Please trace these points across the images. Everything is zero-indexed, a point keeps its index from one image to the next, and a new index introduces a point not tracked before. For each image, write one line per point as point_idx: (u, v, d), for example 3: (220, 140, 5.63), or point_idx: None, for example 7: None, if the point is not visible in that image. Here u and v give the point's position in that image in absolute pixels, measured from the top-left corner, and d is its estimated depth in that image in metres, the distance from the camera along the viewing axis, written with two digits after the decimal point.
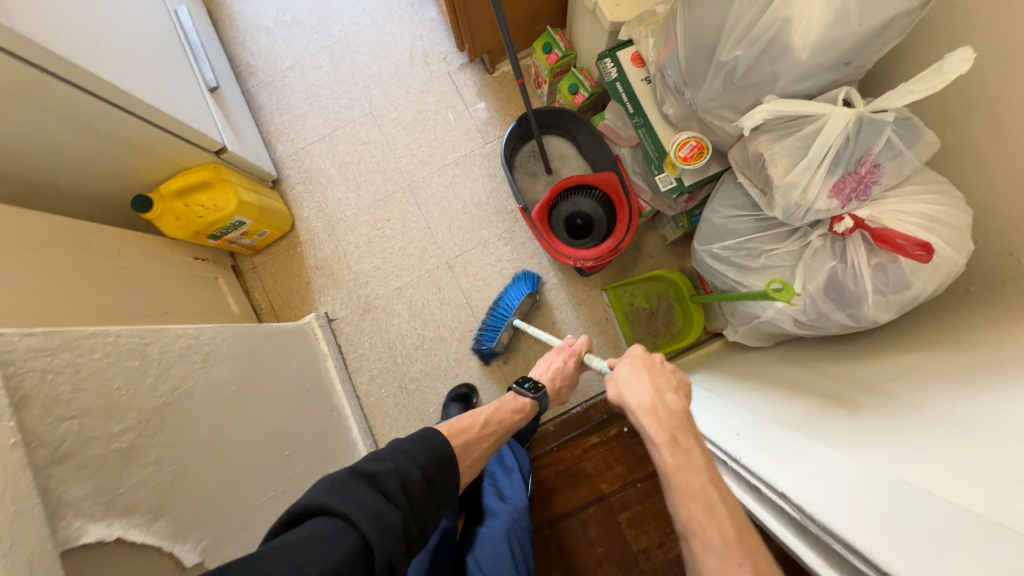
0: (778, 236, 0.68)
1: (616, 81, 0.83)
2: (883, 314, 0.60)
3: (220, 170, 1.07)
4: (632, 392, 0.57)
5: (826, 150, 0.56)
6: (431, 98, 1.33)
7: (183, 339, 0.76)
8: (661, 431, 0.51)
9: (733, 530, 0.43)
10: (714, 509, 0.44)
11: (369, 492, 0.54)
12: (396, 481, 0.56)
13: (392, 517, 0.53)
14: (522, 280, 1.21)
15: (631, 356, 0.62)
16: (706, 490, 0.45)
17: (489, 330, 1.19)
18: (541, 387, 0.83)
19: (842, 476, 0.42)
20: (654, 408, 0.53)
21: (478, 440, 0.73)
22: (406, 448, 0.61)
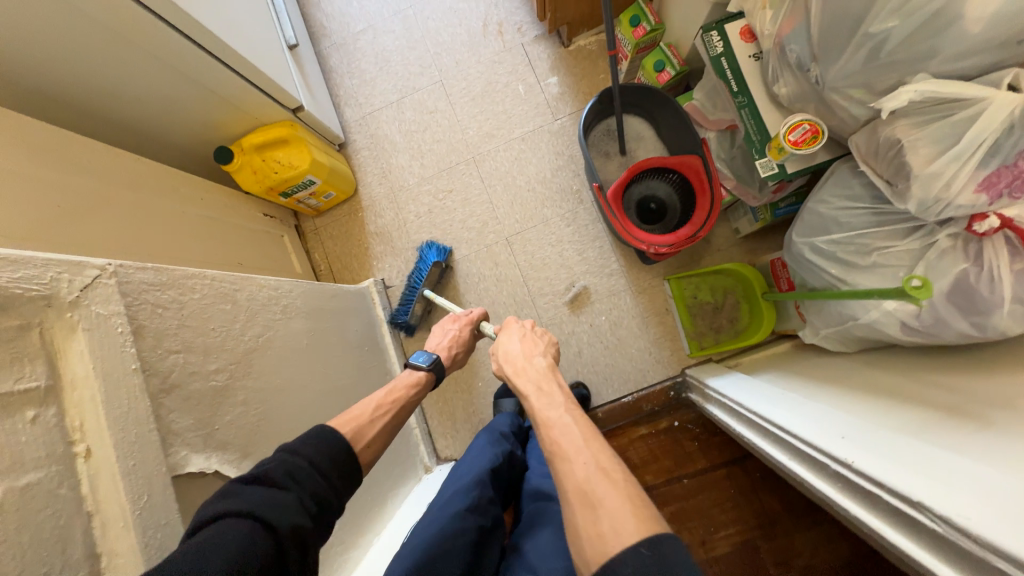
0: (896, 233, 0.63)
1: (721, 56, 0.77)
2: (1015, 326, 0.55)
3: (296, 128, 1.08)
4: (510, 361, 0.70)
5: (981, 141, 0.50)
6: (502, 69, 1.30)
7: (265, 289, 0.78)
8: (528, 383, 0.64)
9: (580, 437, 0.53)
10: (569, 430, 0.55)
11: (258, 488, 0.50)
12: (286, 471, 0.53)
13: (287, 499, 0.50)
14: (428, 253, 1.21)
15: (513, 332, 0.75)
16: (560, 412, 0.58)
17: (403, 303, 1.19)
18: (437, 361, 0.81)
19: (997, 491, 0.39)
20: (525, 368, 0.67)
21: (372, 422, 0.66)
22: (289, 445, 0.56)
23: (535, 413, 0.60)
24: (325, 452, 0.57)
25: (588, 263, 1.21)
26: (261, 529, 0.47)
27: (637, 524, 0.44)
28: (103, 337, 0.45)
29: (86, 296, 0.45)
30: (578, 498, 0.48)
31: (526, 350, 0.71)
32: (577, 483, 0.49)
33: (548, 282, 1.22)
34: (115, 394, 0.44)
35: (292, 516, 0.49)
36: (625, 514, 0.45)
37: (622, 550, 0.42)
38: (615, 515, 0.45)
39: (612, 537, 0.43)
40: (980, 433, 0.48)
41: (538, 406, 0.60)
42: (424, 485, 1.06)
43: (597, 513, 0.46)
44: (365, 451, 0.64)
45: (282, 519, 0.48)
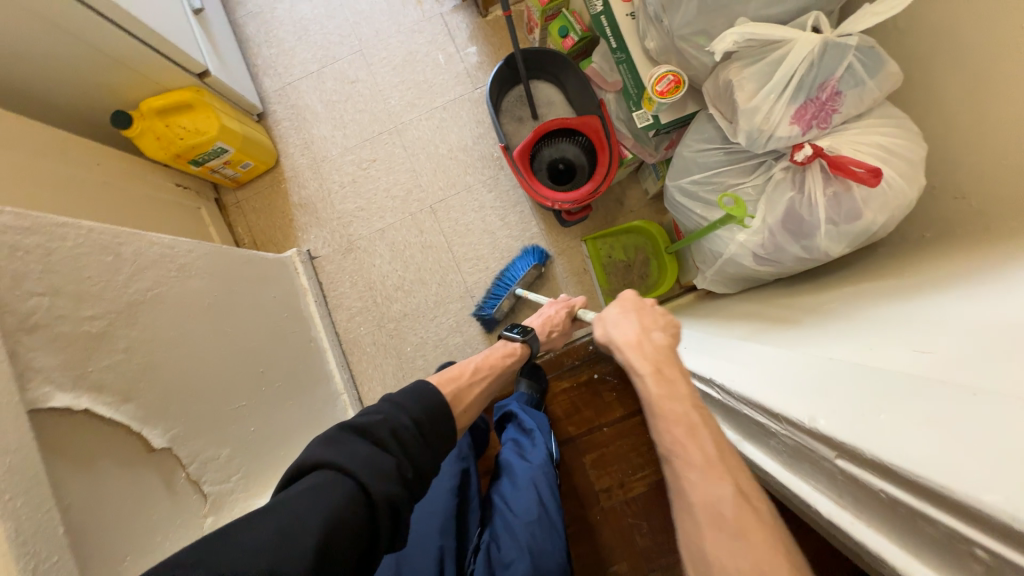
0: (743, 170, 0.69)
1: (601, 14, 0.82)
2: (834, 245, 0.63)
3: (201, 93, 1.06)
4: (622, 331, 0.59)
5: (790, 76, 0.57)
6: (422, 39, 1.31)
7: (158, 246, 0.77)
8: (646, 362, 0.53)
9: (714, 447, 0.44)
10: (697, 432, 0.45)
11: (362, 445, 0.53)
12: (389, 429, 0.56)
13: (385, 462, 0.53)
14: (529, 253, 1.22)
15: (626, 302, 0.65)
16: (686, 408, 0.47)
17: (491, 297, 1.21)
18: (530, 330, 0.86)
19: (782, 363, 0.46)
20: (640, 343, 0.57)
21: (472, 384, 0.74)
22: (396, 398, 0.61)
23: (651, 404, 0.49)
24: (424, 409, 0.61)
25: (510, 228, 1.25)
26: (360, 491, 0.49)
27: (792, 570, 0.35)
28: None
29: None
30: (707, 519, 0.40)
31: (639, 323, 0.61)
32: (703, 496, 0.41)
33: (472, 248, 1.25)
34: None
35: (384, 483, 0.51)
36: (774, 556, 0.36)
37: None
38: (756, 550, 0.37)
39: None
40: (789, 327, 0.57)
41: (658, 398, 0.49)
42: None
43: (736, 541, 0.38)
44: (463, 412, 0.70)
45: (379, 484, 0.50)
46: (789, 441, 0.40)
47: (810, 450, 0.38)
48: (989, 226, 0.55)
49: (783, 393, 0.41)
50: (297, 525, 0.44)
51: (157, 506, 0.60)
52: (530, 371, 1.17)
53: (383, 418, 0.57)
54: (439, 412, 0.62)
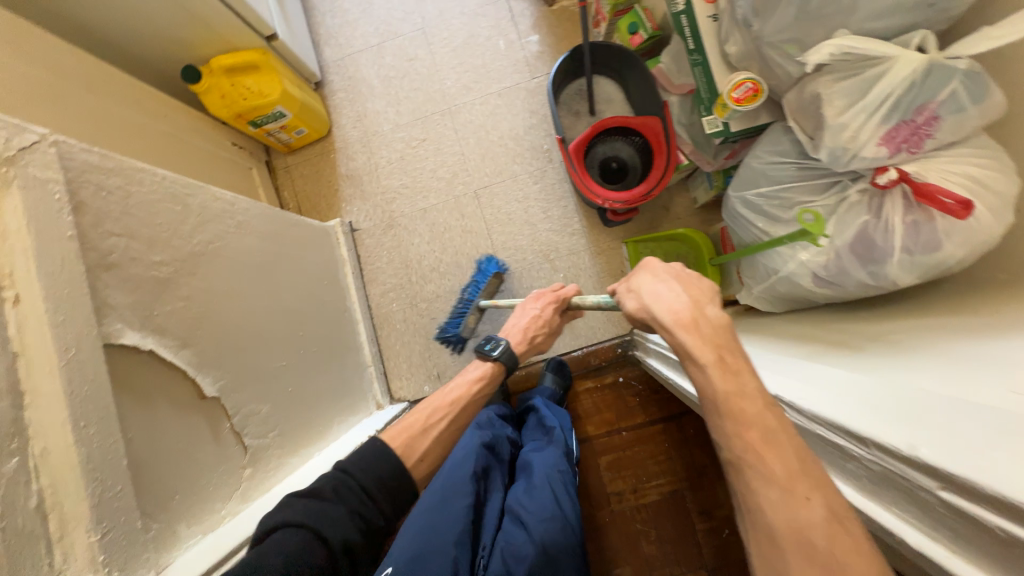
0: (816, 188, 0.68)
1: (682, 13, 0.80)
2: (904, 275, 0.61)
3: (268, 56, 1.07)
4: (668, 307, 0.50)
5: (886, 95, 0.55)
6: (484, 23, 1.30)
7: (221, 202, 0.79)
8: (706, 348, 0.45)
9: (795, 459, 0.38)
10: (773, 440, 0.39)
11: (301, 502, 0.59)
12: (335, 486, 0.62)
13: (336, 511, 0.59)
14: (488, 266, 1.21)
15: (662, 271, 0.55)
16: (762, 413, 0.41)
17: (454, 317, 1.19)
18: (503, 347, 0.88)
19: (863, 386, 0.44)
20: (697, 325, 0.48)
21: (425, 433, 0.75)
22: (342, 464, 0.65)
23: (722, 405, 0.42)
24: (372, 471, 0.65)
25: (551, 222, 1.24)
26: (317, 540, 0.56)
27: None
28: (41, 200, 0.47)
29: (24, 157, 0.47)
30: (794, 548, 0.35)
31: (687, 294, 0.51)
32: (787, 518, 0.36)
33: (511, 237, 1.25)
34: (50, 254, 0.47)
35: (341, 528, 0.58)
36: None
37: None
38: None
39: None
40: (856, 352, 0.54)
41: (727, 398, 0.42)
42: (374, 418, 1.10)
43: None
44: (416, 464, 0.72)
45: (334, 530, 0.57)
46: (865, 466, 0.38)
47: (897, 477, 0.35)
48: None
49: (859, 415, 0.39)
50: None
51: (202, 450, 0.62)
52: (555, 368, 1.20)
53: (326, 481, 0.63)
54: (388, 470, 0.66)
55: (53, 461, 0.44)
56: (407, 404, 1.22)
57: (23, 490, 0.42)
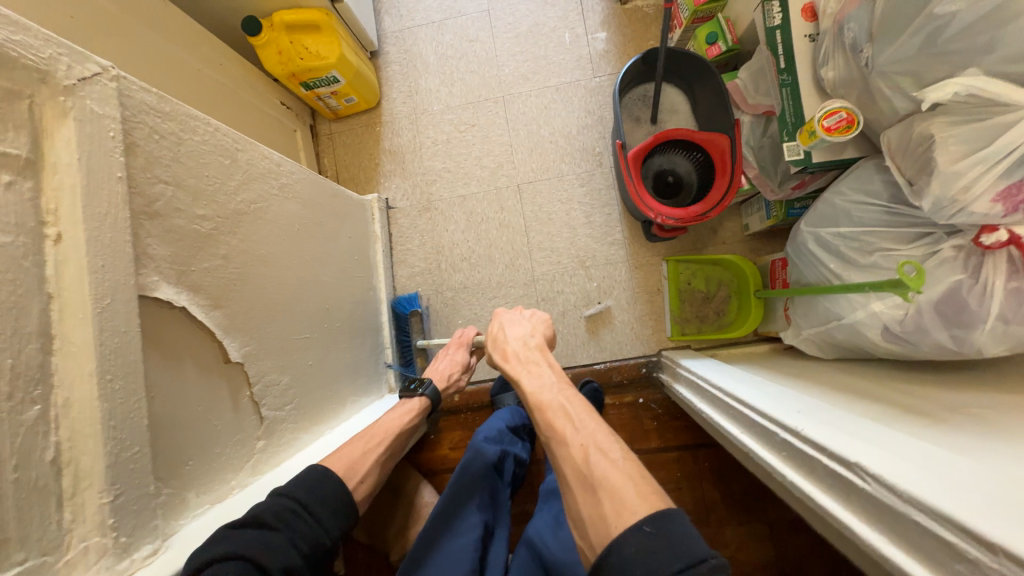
0: (902, 238, 0.63)
1: (777, 29, 0.75)
2: (993, 345, 0.56)
3: (331, 18, 1.03)
4: (499, 345, 0.72)
5: (1014, 147, 0.49)
6: (553, 13, 1.25)
7: (268, 161, 0.76)
8: (518, 365, 0.66)
9: (576, 419, 0.55)
10: (558, 412, 0.56)
11: (247, 531, 0.53)
12: (276, 512, 0.57)
13: (279, 538, 0.55)
14: (404, 302, 1.20)
15: (499, 316, 0.78)
16: (553, 395, 0.58)
17: (406, 363, 1.20)
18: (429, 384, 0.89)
19: (972, 477, 0.39)
20: (514, 351, 0.69)
21: (365, 454, 0.73)
22: (281, 488, 0.60)
23: (530, 399, 0.60)
24: (314, 492, 0.62)
25: (592, 228, 1.20)
26: (256, 572, 0.51)
27: (641, 503, 0.45)
28: (95, 136, 0.44)
29: (83, 88, 0.44)
30: (580, 483, 0.49)
31: (513, 331, 0.74)
32: (576, 465, 0.50)
33: (549, 239, 1.21)
34: (97, 195, 0.44)
35: (284, 557, 0.54)
36: (626, 491, 0.46)
37: (623, 531, 0.44)
38: (613, 490, 0.47)
39: (615, 520, 0.45)
40: (941, 428, 0.49)
41: (532, 391, 0.61)
42: (384, 402, 1.07)
43: (600, 496, 0.47)
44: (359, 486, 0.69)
45: (274, 561, 0.53)
46: (984, 572, 0.32)
47: None
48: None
49: (984, 516, 0.34)
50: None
51: (220, 417, 0.60)
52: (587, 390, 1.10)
53: (263, 504, 0.57)
54: (332, 493, 0.64)
55: (74, 414, 0.41)
56: None
57: (40, 441, 0.39)
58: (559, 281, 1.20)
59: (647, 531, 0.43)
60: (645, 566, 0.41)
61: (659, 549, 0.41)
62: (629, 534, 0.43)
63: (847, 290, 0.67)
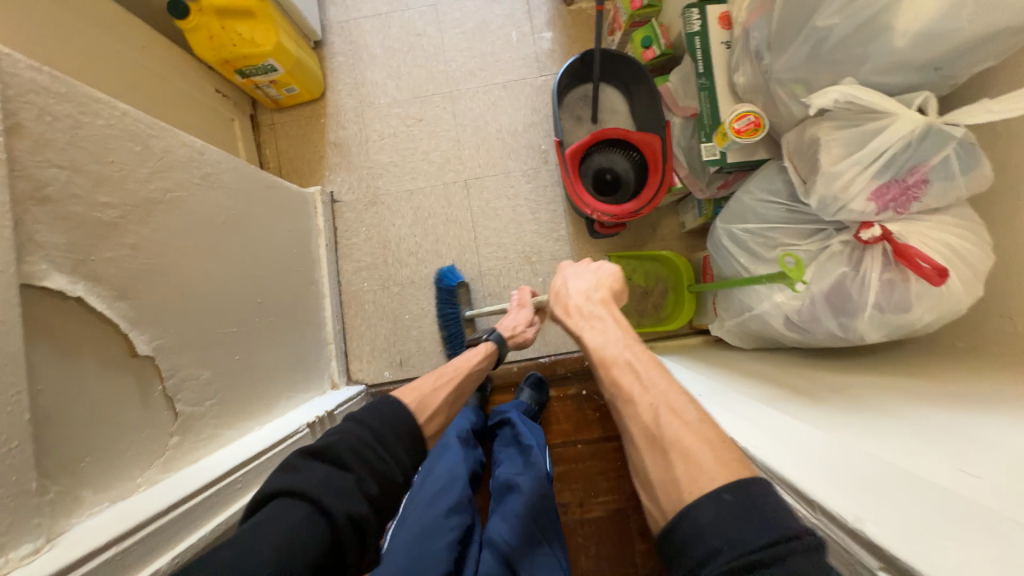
0: (800, 233, 0.68)
1: (696, 35, 0.79)
2: (872, 330, 0.61)
3: (266, 4, 1.00)
4: (561, 299, 0.71)
5: (881, 151, 0.55)
6: (500, 10, 1.27)
7: (189, 149, 0.74)
8: (580, 318, 0.65)
9: (647, 375, 0.51)
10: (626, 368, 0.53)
11: (319, 467, 0.52)
12: (349, 446, 0.54)
13: (346, 480, 0.51)
14: (448, 275, 1.16)
15: (563, 279, 0.73)
16: (619, 351, 0.56)
17: (453, 336, 1.15)
18: (495, 333, 0.90)
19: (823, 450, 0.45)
20: (576, 304, 0.67)
21: (441, 387, 0.73)
22: (356, 415, 0.59)
23: (593, 353, 0.58)
24: (390, 423, 0.59)
25: (538, 224, 1.22)
26: (319, 514, 0.48)
27: (720, 472, 0.40)
28: None
29: None
30: (650, 445, 0.45)
31: (576, 289, 0.70)
32: (645, 424, 0.47)
33: (496, 234, 1.22)
34: None
35: (347, 505, 0.49)
36: (703, 461, 0.41)
37: (698, 497, 0.39)
38: (686, 456, 0.42)
39: (689, 486, 0.40)
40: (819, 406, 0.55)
41: (596, 344, 0.59)
42: (327, 398, 1.06)
43: (668, 458, 0.43)
44: (431, 420, 0.67)
45: (338, 504, 0.49)
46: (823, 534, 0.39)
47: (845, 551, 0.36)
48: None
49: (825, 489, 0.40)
50: (244, 551, 0.43)
51: (127, 415, 0.58)
52: (535, 383, 1.18)
53: (339, 436, 0.55)
54: (404, 426, 0.60)
55: None
56: (364, 387, 1.18)
57: None
58: (506, 275, 1.22)
59: (727, 499, 0.38)
60: (722, 533, 0.36)
61: (736, 519, 0.36)
62: (705, 502, 0.38)
63: (754, 283, 0.71)
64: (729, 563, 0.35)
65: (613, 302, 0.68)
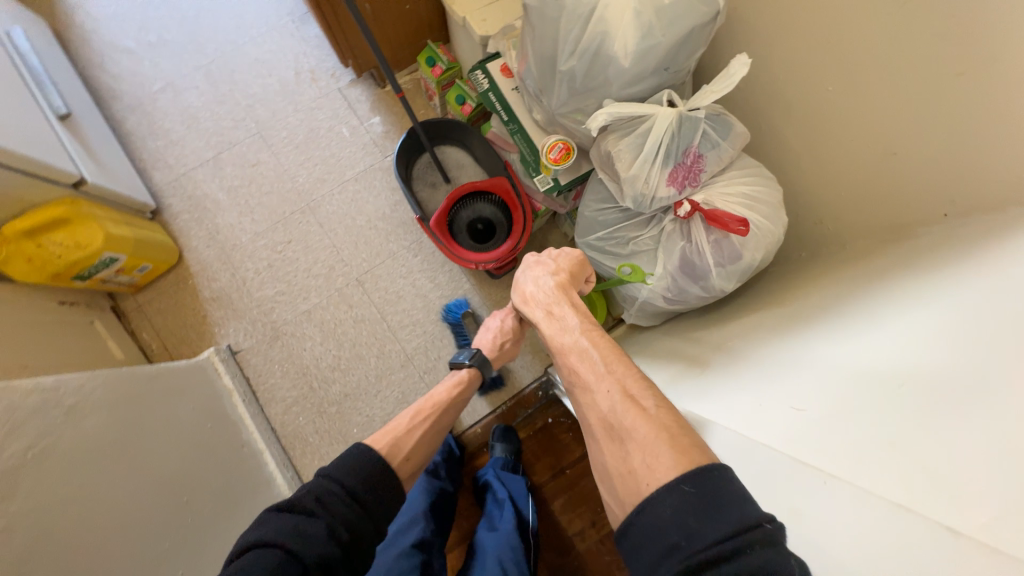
0: (640, 224, 0.76)
1: (489, 91, 0.89)
2: (726, 282, 0.69)
3: (77, 204, 0.99)
4: (518, 290, 0.70)
5: (659, 146, 0.65)
6: (323, 115, 1.31)
7: (38, 393, 0.70)
8: (538, 309, 0.65)
9: (600, 364, 0.55)
10: (589, 355, 0.56)
11: (288, 517, 0.53)
12: (317, 495, 0.55)
13: (317, 526, 0.53)
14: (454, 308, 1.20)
15: (526, 261, 0.72)
16: (575, 339, 0.58)
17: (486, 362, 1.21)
18: (477, 354, 0.84)
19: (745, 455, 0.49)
20: (533, 294, 0.67)
21: (413, 428, 0.72)
22: (325, 469, 0.58)
23: (552, 343, 0.62)
24: (356, 472, 0.59)
25: (441, 288, 1.24)
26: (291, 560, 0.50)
27: (675, 460, 0.43)
28: None
29: None
30: (605, 429, 0.50)
31: (530, 275, 0.70)
32: (605, 413, 0.51)
33: (406, 315, 1.23)
34: None
35: (317, 547, 0.51)
36: (659, 446, 0.44)
37: (657, 489, 0.42)
38: (640, 441, 0.46)
39: (646, 475, 0.43)
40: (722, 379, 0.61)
41: (553, 336, 0.62)
42: None
43: (626, 446, 0.47)
44: (403, 462, 0.67)
45: (308, 550, 0.50)
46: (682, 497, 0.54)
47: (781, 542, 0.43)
48: (883, 235, 0.64)
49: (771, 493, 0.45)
50: None
51: None
52: (502, 435, 1.15)
53: (307, 488, 0.56)
54: (378, 473, 0.61)
55: None
56: None
57: None
58: (433, 348, 1.21)
59: (686, 491, 0.40)
60: (680, 528, 0.39)
61: (697, 510, 0.39)
62: (665, 496, 0.41)
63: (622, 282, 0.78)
64: (687, 557, 0.37)
65: (568, 283, 0.67)
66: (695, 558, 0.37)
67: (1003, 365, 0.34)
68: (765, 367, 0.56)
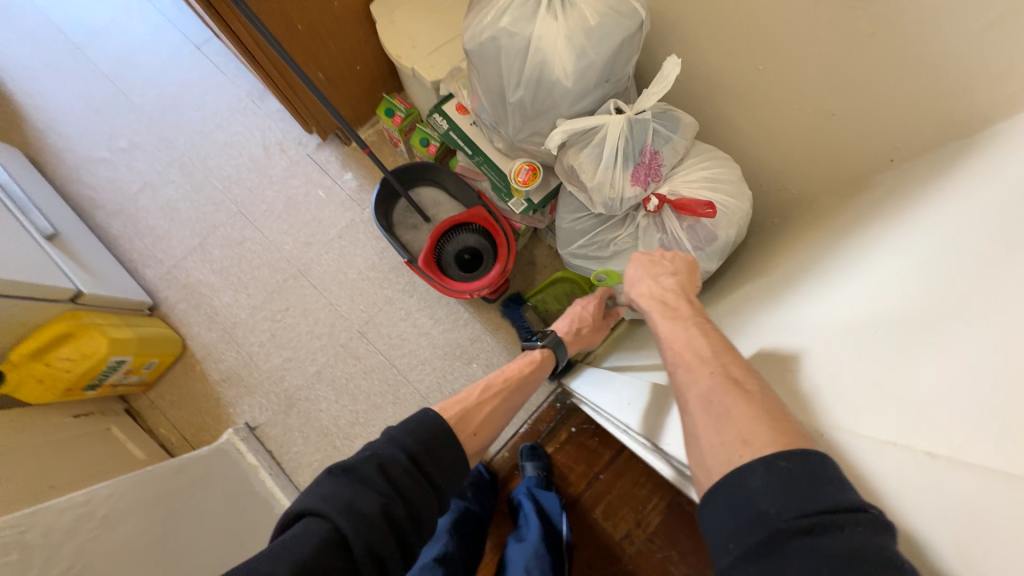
0: (615, 225, 0.79)
1: (449, 131, 0.93)
2: (708, 262, 0.73)
3: (78, 317, 1.01)
4: (632, 286, 0.67)
5: (617, 150, 0.69)
6: (297, 182, 1.35)
7: (70, 510, 0.72)
8: (652, 302, 0.62)
9: (709, 349, 0.52)
10: (710, 337, 0.53)
11: (348, 486, 0.50)
12: (377, 463, 0.53)
13: (369, 502, 0.49)
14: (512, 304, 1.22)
15: (639, 256, 0.69)
16: (687, 330, 0.55)
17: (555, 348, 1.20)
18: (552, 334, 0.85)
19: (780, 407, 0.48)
20: (649, 291, 0.64)
21: (483, 403, 0.71)
22: (392, 430, 0.57)
23: (660, 327, 0.58)
24: (421, 436, 0.58)
25: (442, 323, 1.26)
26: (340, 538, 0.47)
27: (774, 437, 0.41)
28: None
29: None
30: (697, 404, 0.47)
31: (645, 274, 0.67)
32: (698, 391, 0.48)
33: (414, 356, 1.24)
34: None
35: (366, 531, 0.48)
36: (755, 424, 0.42)
37: (750, 461, 0.40)
38: (739, 421, 0.43)
39: (740, 448, 0.42)
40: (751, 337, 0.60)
41: (662, 322, 0.59)
42: None
43: (722, 421, 0.44)
44: (472, 433, 0.67)
45: (358, 535, 0.47)
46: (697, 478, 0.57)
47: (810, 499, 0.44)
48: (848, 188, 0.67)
49: None
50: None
51: None
52: (532, 453, 1.17)
53: (371, 451, 0.54)
54: (444, 442, 0.59)
55: None
56: None
57: None
58: (446, 382, 1.22)
59: (784, 465, 0.38)
60: (770, 497, 0.38)
61: (796, 484, 0.37)
62: (761, 468, 0.39)
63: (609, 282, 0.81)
64: (777, 523, 0.36)
65: (686, 287, 0.64)
66: (784, 526, 0.36)
67: (991, 291, 0.34)
68: (792, 317, 0.55)
